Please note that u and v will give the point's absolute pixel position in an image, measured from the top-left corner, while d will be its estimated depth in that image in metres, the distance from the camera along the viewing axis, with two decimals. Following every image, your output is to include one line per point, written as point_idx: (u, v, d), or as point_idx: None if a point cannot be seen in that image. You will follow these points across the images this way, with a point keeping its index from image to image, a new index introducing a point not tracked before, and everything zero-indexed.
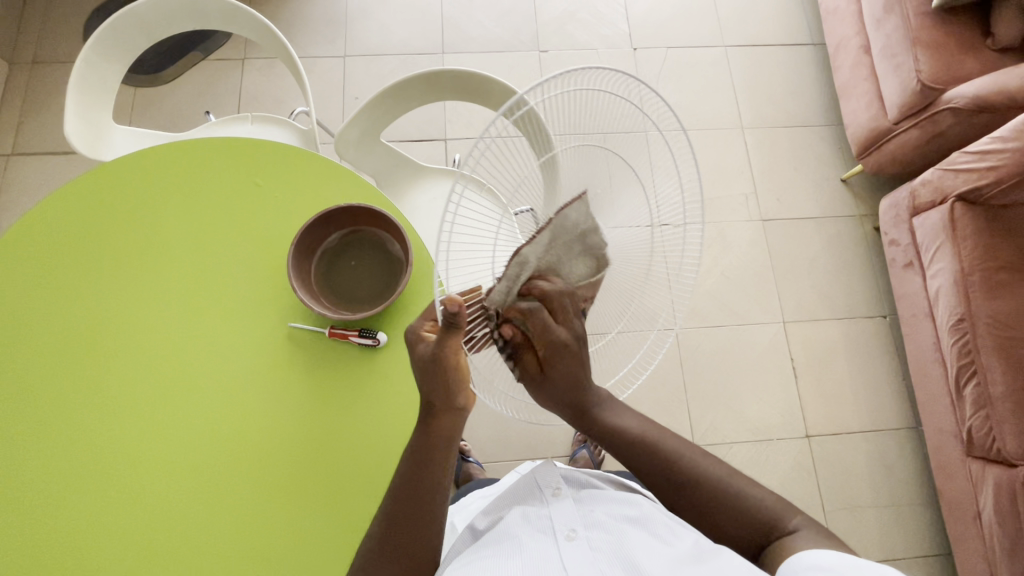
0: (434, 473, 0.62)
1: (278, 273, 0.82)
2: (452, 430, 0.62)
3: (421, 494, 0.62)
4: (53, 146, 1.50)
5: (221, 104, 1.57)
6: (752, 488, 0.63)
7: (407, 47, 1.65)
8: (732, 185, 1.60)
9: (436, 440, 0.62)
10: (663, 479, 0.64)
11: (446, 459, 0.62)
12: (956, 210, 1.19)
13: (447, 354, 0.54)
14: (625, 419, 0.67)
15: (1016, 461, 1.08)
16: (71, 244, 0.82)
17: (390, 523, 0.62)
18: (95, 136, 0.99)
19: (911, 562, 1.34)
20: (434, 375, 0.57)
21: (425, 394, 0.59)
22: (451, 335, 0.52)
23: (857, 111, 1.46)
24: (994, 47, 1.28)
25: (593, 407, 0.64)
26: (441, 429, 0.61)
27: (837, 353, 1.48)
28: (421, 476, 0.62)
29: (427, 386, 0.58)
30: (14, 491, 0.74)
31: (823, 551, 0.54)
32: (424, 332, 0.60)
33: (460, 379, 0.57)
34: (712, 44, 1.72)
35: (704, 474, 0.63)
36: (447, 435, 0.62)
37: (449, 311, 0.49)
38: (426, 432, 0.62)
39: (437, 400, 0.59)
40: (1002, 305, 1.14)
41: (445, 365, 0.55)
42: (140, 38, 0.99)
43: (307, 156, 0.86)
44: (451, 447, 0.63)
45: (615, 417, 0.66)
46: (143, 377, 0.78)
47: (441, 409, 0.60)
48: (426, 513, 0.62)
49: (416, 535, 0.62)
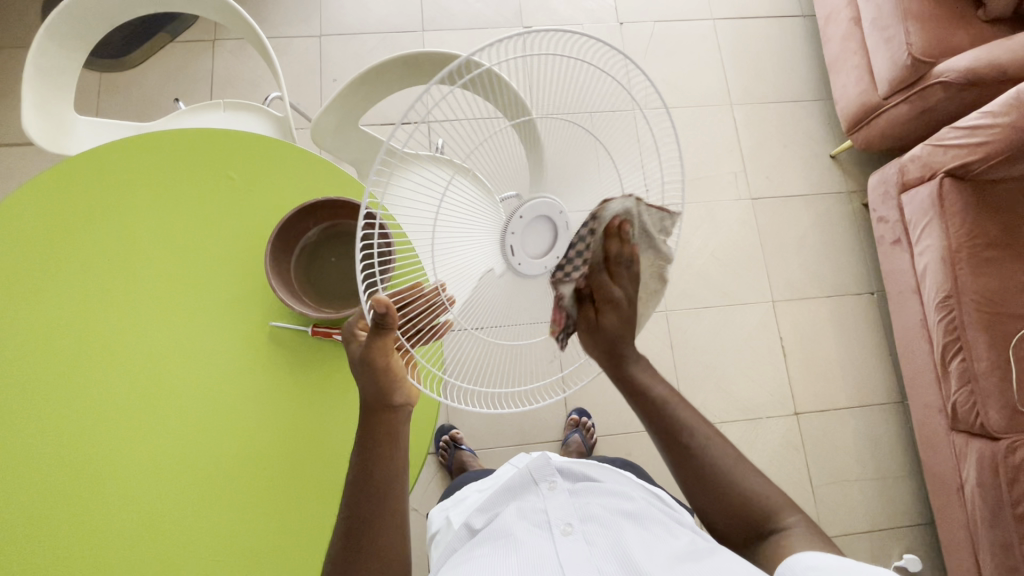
0: (385, 474, 0.60)
1: (258, 271, 0.80)
2: (393, 427, 0.61)
3: (379, 495, 0.59)
4: (17, 136, 1.44)
5: (194, 90, 1.51)
6: (755, 481, 0.62)
7: (385, 24, 1.59)
8: (721, 163, 1.57)
9: (376, 438, 0.61)
10: (672, 444, 0.65)
11: (394, 456, 0.61)
12: (944, 186, 1.18)
13: (376, 355, 0.57)
14: (657, 382, 0.67)
15: (999, 434, 1.10)
16: (39, 245, 0.78)
17: (352, 529, 0.59)
18: (55, 128, 0.94)
19: (895, 532, 1.38)
20: (365, 373, 0.59)
21: (361, 392, 0.60)
22: (379, 337, 0.55)
23: (846, 86, 1.44)
24: (986, 18, 1.26)
25: (628, 360, 0.66)
26: (383, 426, 0.61)
27: (825, 331, 1.49)
28: (374, 477, 0.60)
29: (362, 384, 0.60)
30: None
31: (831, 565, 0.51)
32: (359, 328, 0.63)
33: (391, 375, 0.59)
34: (700, 18, 1.68)
35: (712, 456, 0.63)
36: (385, 433, 0.61)
37: (378, 312, 0.51)
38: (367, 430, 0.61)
39: (375, 398, 0.60)
40: (988, 281, 1.15)
41: (376, 365, 0.58)
42: (97, 22, 0.93)
43: (286, 146, 0.82)
44: (395, 443, 0.62)
45: (643, 377, 0.67)
46: (120, 384, 0.76)
47: (376, 408, 0.60)
48: (387, 511, 0.60)
49: (386, 538, 0.59)
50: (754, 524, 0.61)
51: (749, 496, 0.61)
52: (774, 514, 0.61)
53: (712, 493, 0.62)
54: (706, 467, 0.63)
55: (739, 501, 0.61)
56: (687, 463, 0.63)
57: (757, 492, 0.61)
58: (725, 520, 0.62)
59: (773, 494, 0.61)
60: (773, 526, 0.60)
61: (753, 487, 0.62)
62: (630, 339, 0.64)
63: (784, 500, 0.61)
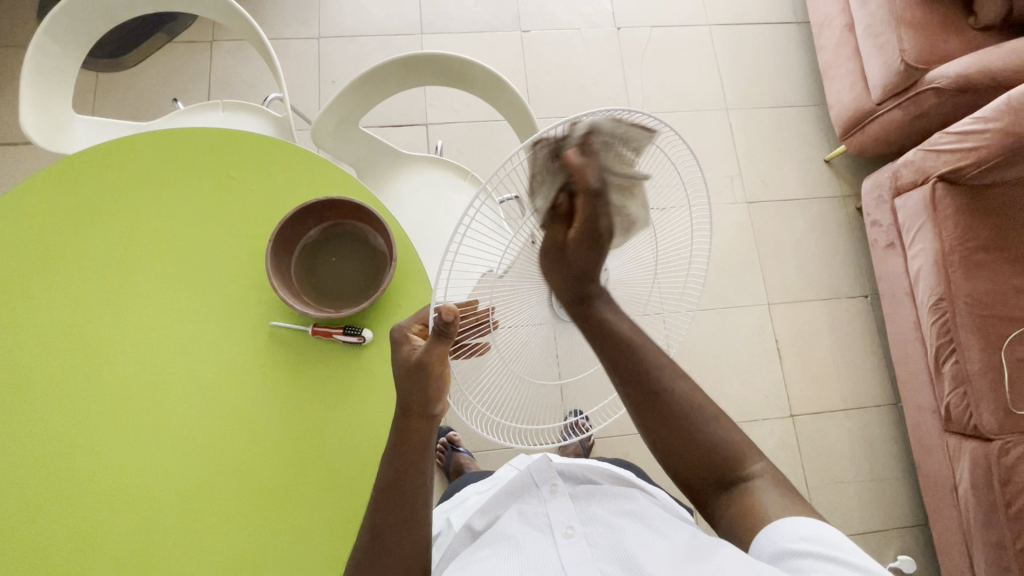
0: (412, 477, 0.59)
1: (259, 270, 0.79)
2: (425, 435, 0.60)
3: (400, 498, 0.59)
4: (12, 136, 1.43)
5: (192, 90, 1.51)
6: (723, 428, 0.62)
7: (384, 27, 1.59)
8: (717, 167, 1.59)
9: (410, 446, 0.59)
10: (633, 384, 0.62)
11: (425, 463, 0.60)
12: (937, 191, 1.20)
13: (435, 363, 0.55)
14: (621, 321, 0.61)
15: (991, 435, 1.12)
16: (40, 243, 0.78)
17: (376, 532, 0.59)
18: (54, 127, 0.94)
19: (890, 533, 1.39)
20: (409, 380, 0.57)
21: (403, 396, 0.58)
22: (442, 345, 0.54)
23: (840, 91, 1.46)
24: (976, 25, 1.28)
25: (597, 301, 0.60)
26: (414, 432, 0.59)
27: (821, 333, 1.50)
28: (397, 481, 0.59)
29: (405, 389, 0.58)
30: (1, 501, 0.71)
31: (802, 528, 0.53)
32: (412, 333, 0.60)
33: (440, 386, 0.58)
34: (697, 23, 1.70)
35: (679, 404, 0.61)
36: (420, 441, 0.60)
37: (443, 320, 0.50)
38: (400, 435, 0.60)
39: (415, 404, 0.58)
40: (981, 284, 1.16)
41: (429, 373, 0.56)
42: (97, 21, 0.93)
43: (287, 145, 0.83)
44: (427, 449, 0.60)
45: (608, 316, 0.61)
46: (123, 381, 0.75)
47: (414, 414, 0.59)
48: (409, 516, 0.59)
49: (406, 541, 0.59)
50: (718, 473, 0.61)
51: (715, 440, 0.62)
52: (737, 459, 0.61)
53: (675, 435, 0.62)
54: (672, 407, 0.61)
55: (705, 446, 0.61)
56: (653, 400, 0.61)
57: (724, 440, 0.62)
58: (689, 461, 0.62)
59: (739, 439, 0.62)
60: (739, 474, 0.61)
61: (720, 436, 0.62)
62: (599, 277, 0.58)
63: (750, 448, 0.62)
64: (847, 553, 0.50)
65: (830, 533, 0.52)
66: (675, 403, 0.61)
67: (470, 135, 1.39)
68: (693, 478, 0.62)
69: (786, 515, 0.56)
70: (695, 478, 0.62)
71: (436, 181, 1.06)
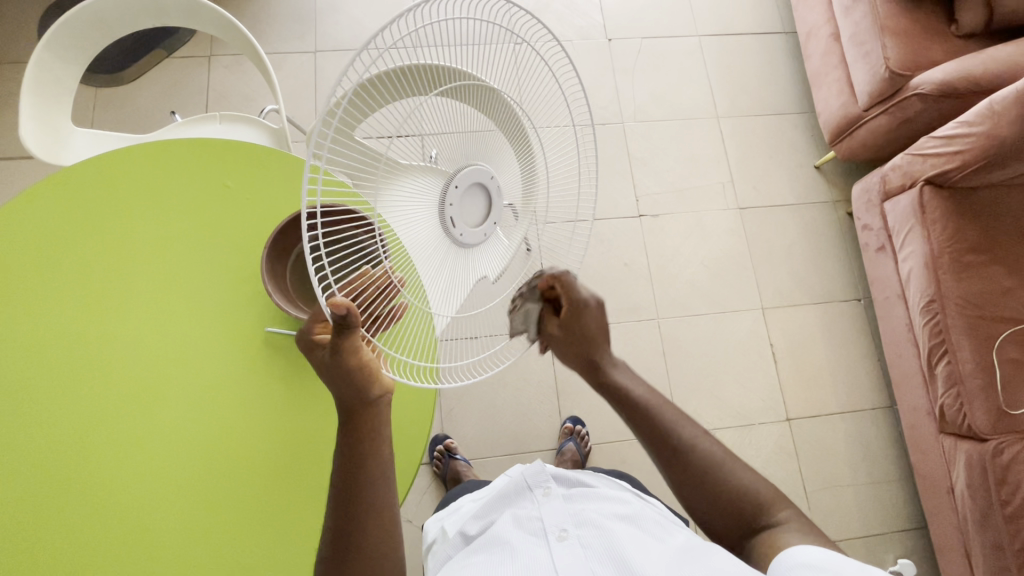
0: (372, 475, 0.59)
1: (254, 278, 0.80)
2: (376, 427, 0.60)
3: (363, 498, 0.58)
4: (12, 150, 1.44)
5: (190, 103, 1.53)
6: (748, 476, 0.62)
7: (379, 41, 1.62)
8: (709, 174, 1.61)
9: (363, 439, 0.59)
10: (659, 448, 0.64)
11: (379, 458, 0.59)
12: (924, 194, 1.21)
13: (347, 355, 0.56)
14: (634, 383, 0.67)
15: (985, 435, 1.12)
16: (39, 250, 0.79)
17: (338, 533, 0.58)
18: (53, 139, 0.95)
19: (889, 537, 1.38)
20: (336, 376, 0.57)
21: (336, 394, 0.58)
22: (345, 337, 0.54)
23: (828, 99, 1.48)
24: (958, 33, 1.31)
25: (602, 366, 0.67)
26: (365, 426, 0.59)
27: (815, 337, 1.51)
28: (356, 481, 0.58)
29: (334, 386, 0.58)
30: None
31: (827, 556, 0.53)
32: (317, 333, 0.59)
33: (368, 374, 0.57)
34: (687, 34, 1.73)
35: (700, 458, 0.62)
36: (370, 432, 0.59)
37: (338, 313, 0.50)
38: (349, 433, 0.59)
39: (352, 398, 0.58)
40: (970, 286, 1.18)
41: (348, 365, 0.56)
42: (97, 36, 0.95)
43: (283, 154, 0.84)
44: (380, 443, 0.60)
45: (623, 385, 0.67)
46: (117, 384, 0.76)
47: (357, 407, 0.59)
48: (379, 511, 0.59)
49: (378, 540, 0.58)
50: (745, 519, 0.61)
51: (733, 493, 0.61)
52: (767, 509, 0.61)
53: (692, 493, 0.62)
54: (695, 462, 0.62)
55: (726, 496, 0.61)
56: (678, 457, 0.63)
57: (749, 486, 0.62)
58: (716, 516, 0.62)
59: (765, 487, 0.62)
60: (766, 521, 0.61)
61: (746, 486, 0.62)
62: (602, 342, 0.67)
63: (773, 494, 0.62)
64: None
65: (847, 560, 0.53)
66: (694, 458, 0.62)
67: None
68: (723, 529, 0.63)
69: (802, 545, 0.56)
70: (725, 527, 0.62)
71: None
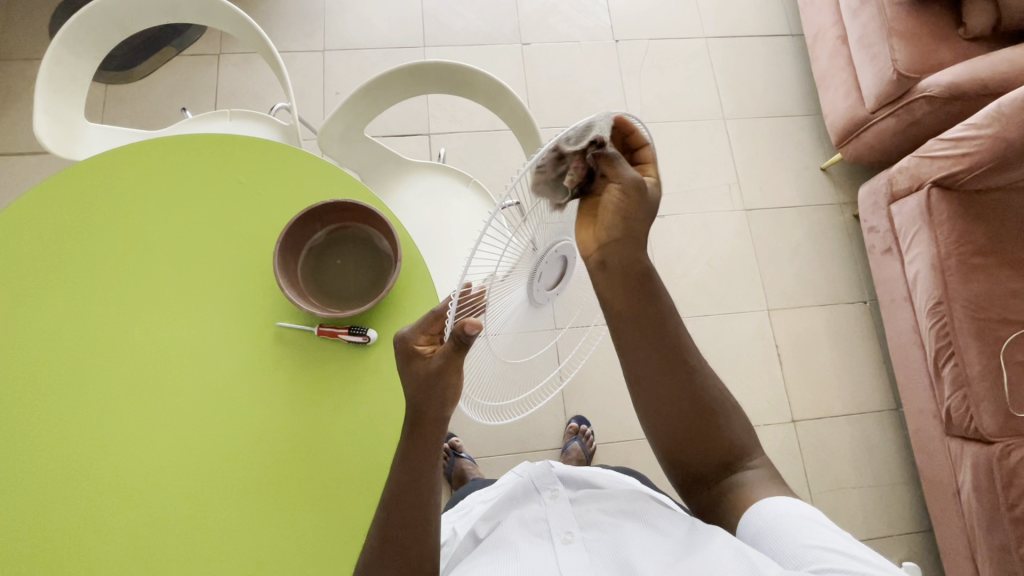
0: (425, 478, 0.61)
1: (266, 273, 0.81)
2: (438, 438, 0.60)
3: (415, 499, 0.60)
4: (23, 146, 1.45)
5: (199, 101, 1.54)
6: (736, 422, 0.65)
7: (387, 40, 1.63)
8: (715, 175, 1.61)
9: (423, 449, 0.60)
10: (677, 366, 0.63)
11: (435, 463, 0.61)
12: (932, 196, 1.21)
13: (450, 374, 0.55)
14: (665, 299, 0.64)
15: (993, 437, 1.12)
16: (54, 243, 0.80)
17: (387, 531, 0.60)
18: (67, 134, 0.96)
19: (894, 539, 1.38)
20: (423, 388, 0.57)
21: (416, 402, 0.58)
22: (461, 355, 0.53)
23: (835, 101, 1.49)
24: (966, 36, 1.31)
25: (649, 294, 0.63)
26: (429, 435, 0.60)
27: (820, 339, 1.51)
28: (412, 483, 0.60)
29: (415, 394, 0.58)
30: (12, 496, 0.72)
31: (789, 504, 0.60)
32: (418, 345, 0.58)
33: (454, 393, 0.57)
34: (693, 36, 1.73)
35: (716, 388, 0.65)
36: (434, 444, 0.61)
37: (466, 334, 0.50)
38: (412, 439, 0.60)
39: (428, 408, 0.58)
40: (978, 288, 1.18)
41: (445, 381, 0.56)
42: (111, 32, 0.95)
43: (293, 150, 0.84)
44: (439, 451, 0.61)
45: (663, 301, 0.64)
46: (130, 378, 0.76)
47: (429, 418, 0.59)
48: (420, 515, 0.61)
49: (417, 539, 0.60)
50: (728, 459, 0.65)
51: (732, 435, 0.65)
52: (747, 452, 0.66)
53: (704, 434, 0.64)
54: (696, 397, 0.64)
55: (722, 433, 0.64)
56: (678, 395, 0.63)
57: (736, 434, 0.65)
58: (698, 454, 0.64)
59: (749, 435, 0.66)
60: (743, 463, 0.65)
61: (738, 429, 0.65)
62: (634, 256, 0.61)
63: (754, 442, 0.67)
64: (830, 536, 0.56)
65: (812, 511, 0.59)
66: (710, 390, 0.64)
67: (472, 144, 1.42)
68: (700, 461, 0.65)
69: (772, 496, 0.62)
70: (705, 459, 0.65)
71: (439, 187, 1.08)
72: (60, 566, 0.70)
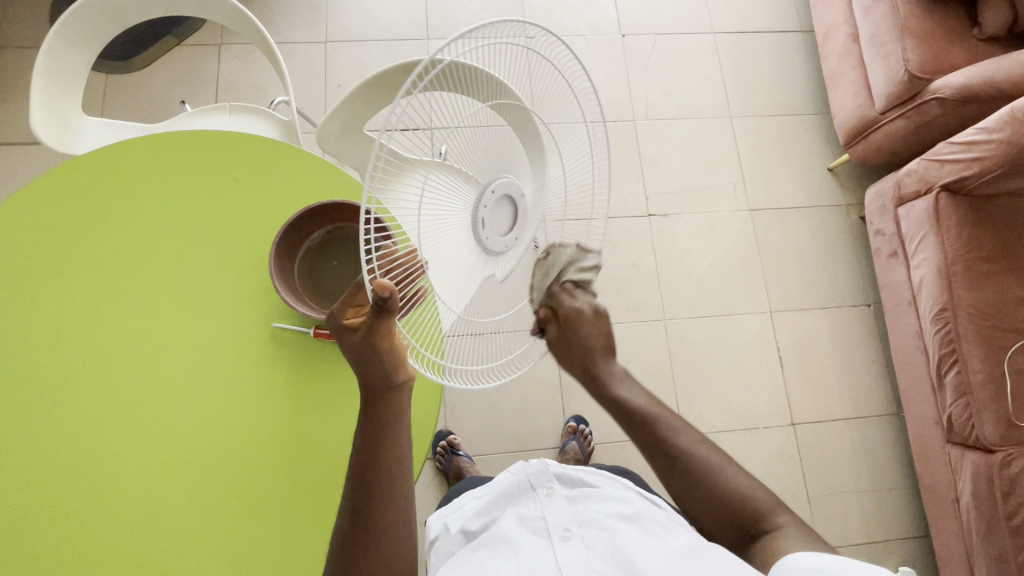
0: (390, 451, 0.61)
1: (262, 274, 0.80)
2: (399, 406, 0.63)
3: (379, 474, 0.60)
4: (22, 135, 1.44)
5: (199, 92, 1.52)
6: (743, 480, 0.63)
7: (390, 32, 1.61)
8: (720, 174, 1.59)
9: (385, 418, 0.62)
10: (660, 450, 0.65)
11: (397, 434, 0.63)
12: (940, 201, 1.19)
13: (379, 337, 0.57)
14: (631, 391, 0.68)
15: (993, 447, 1.11)
16: (50, 238, 0.79)
17: (355, 508, 0.59)
18: (63, 128, 0.95)
19: (890, 544, 1.38)
20: (369, 357, 0.59)
21: (363, 376, 0.61)
22: (382, 319, 0.54)
23: (844, 100, 1.46)
24: (980, 36, 1.29)
25: (604, 377, 0.68)
26: (387, 405, 0.62)
27: (822, 342, 1.50)
28: (375, 458, 0.61)
29: (362, 368, 0.60)
30: (6, 493, 0.72)
31: (818, 557, 0.53)
32: (346, 318, 0.59)
33: (396, 358, 0.60)
34: (702, 32, 1.70)
35: (698, 462, 0.63)
36: (394, 416, 0.63)
37: (381, 296, 0.50)
38: (371, 412, 0.62)
39: (376, 381, 0.61)
40: (983, 295, 1.16)
41: (379, 347, 0.58)
42: (107, 24, 0.94)
43: (292, 149, 0.83)
44: (399, 421, 0.63)
45: (619, 389, 0.68)
46: (124, 377, 0.76)
47: (383, 387, 0.62)
48: (392, 490, 0.61)
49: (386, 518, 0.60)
50: (744, 525, 0.62)
51: (738, 494, 0.62)
52: (767, 514, 0.62)
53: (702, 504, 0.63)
54: (693, 468, 0.63)
55: (723, 503, 0.62)
56: (677, 473, 0.64)
57: (745, 492, 0.62)
58: (718, 523, 0.63)
59: (762, 493, 0.63)
60: (764, 525, 0.61)
61: (748, 491, 0.63)
62: (602, 356, 0.68)
63: (772, 500, 0.62)
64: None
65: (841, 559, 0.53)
66: (696, 463, 0.63)
67: None
68: (717, 531, 0.64)
69: (803, 550, 0.58)
70: (719, 529, 0.63)
71: None
72: (53, 563, 0.71)
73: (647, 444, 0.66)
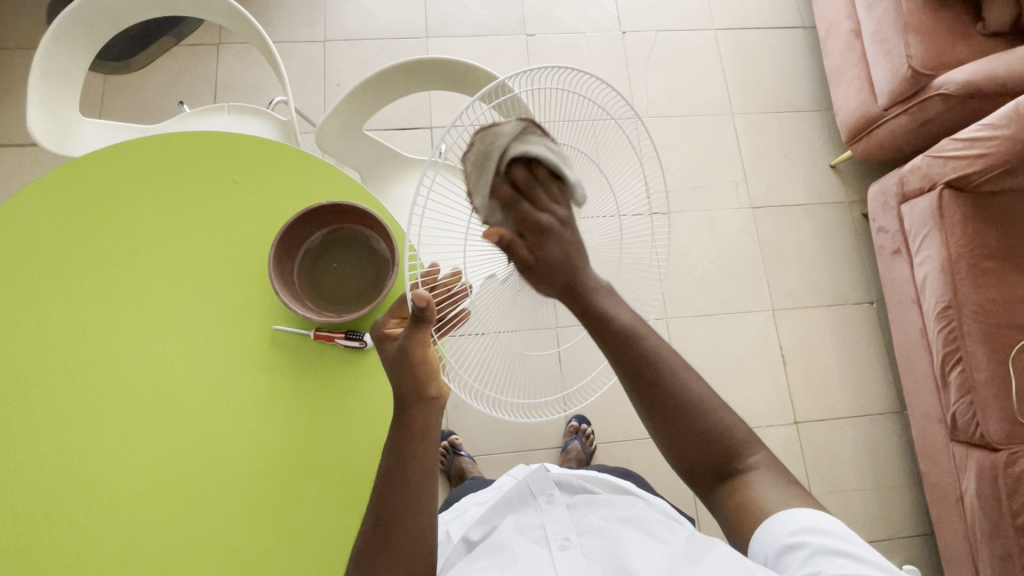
0: (417, 464, 0.61)
1: (262, 277, 0.80)
2: (427, 422, 0.62)
3: (404, 492, 0.60)
4: (22, 137, 1.44)
5: (198, 93, 1.52)
6: (724, 413, 0.59)
7: (390, 31, 1.60)
8: (722, 172, 1.58)
9: (414, 432, 0.61)
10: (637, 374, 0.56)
11: (425, 448, 0.62)
12: (944, 197, 1.18)
13: (413, 348, 0.58)
14: (620, 308, 0.54)
15: (998, 445, 1.11)
16: (50, 243, 0.78)
17: (378, 521, 0.60)
18: (61, 130, 0.94)
19: (894, 542, 1.38)
20: (402, 368, 0.59)
21: (397, 387, 0.60)
22: (419, 330, 0.56)
23: (846, 97, 1.45)
24: (984, 31, 1.27)
25: (587, 292, 0.51)
26: (416, 419, 0.61)
27: (825, 340, 1.49)
28: (400, 473, 0.60)
29: (397, 379, 0.60)
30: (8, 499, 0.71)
31: (806, 517, 0.55)
32: (388, 328, 0.63)
33: (428, 368, 0.60)
34: (702, 28, 1.69)
35: (678, 390, 0.56)
36: (424, 430, 0.61)
37: (419, 306, 0.52)
38: (402, 426, 0.61)
39: (410, 393, 0.60)
40: (987, 292, 1.15)
41: (412, 359, 0.58)
42: (104, 25, 0.93)
43: (290, 149, 0.83)
44: (428, 436, 0.62)
45: (610, 305, 0.53)
46: (127, 382, 0.75)
47: (413, 401, 0.61)
48: (415, 504, 0.61)
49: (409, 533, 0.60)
50: (719, 464, 0.58)
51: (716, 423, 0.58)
52: (743, 450, 0.59)
53: (675, 428, 0.57)
54: (674, 394, 0.56)
55: (704, 432, 0.57)
56: (656, 397, 0.56)
57: (726, 427, 0.58)
58: (694, 457, 0.58)
59: (740, 428, 0.59)
60: (738, 466, 0.58)
61: (725, 422, 0.59)
62: (586, 267, 0.51)
63: (750, 437, 0.59)
64: (848, 544, 0.52)
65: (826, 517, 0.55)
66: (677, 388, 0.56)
67: None
68: (695, 470, 0.59)
69: (787, 505, 0.57)
70: (699, 468, 0.59)
71: None
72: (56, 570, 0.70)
73: (627, 367, 0.55)
